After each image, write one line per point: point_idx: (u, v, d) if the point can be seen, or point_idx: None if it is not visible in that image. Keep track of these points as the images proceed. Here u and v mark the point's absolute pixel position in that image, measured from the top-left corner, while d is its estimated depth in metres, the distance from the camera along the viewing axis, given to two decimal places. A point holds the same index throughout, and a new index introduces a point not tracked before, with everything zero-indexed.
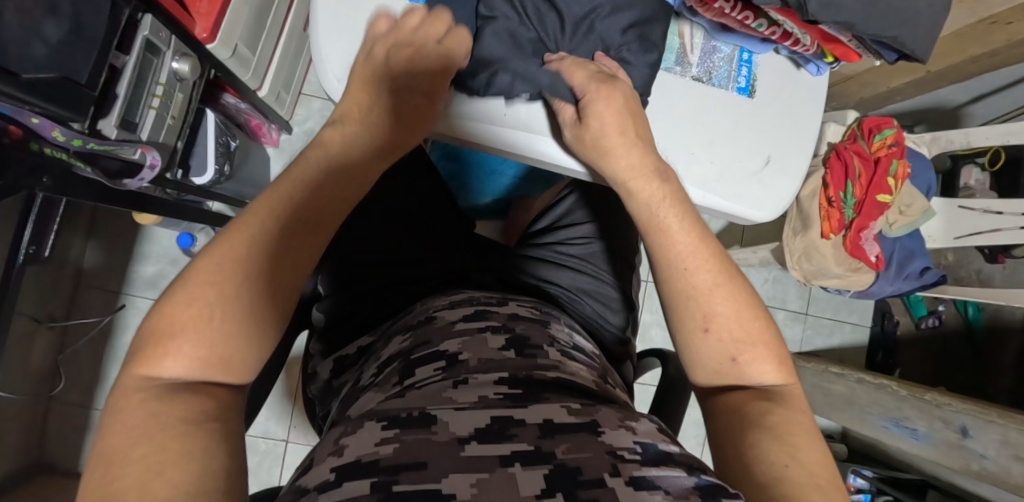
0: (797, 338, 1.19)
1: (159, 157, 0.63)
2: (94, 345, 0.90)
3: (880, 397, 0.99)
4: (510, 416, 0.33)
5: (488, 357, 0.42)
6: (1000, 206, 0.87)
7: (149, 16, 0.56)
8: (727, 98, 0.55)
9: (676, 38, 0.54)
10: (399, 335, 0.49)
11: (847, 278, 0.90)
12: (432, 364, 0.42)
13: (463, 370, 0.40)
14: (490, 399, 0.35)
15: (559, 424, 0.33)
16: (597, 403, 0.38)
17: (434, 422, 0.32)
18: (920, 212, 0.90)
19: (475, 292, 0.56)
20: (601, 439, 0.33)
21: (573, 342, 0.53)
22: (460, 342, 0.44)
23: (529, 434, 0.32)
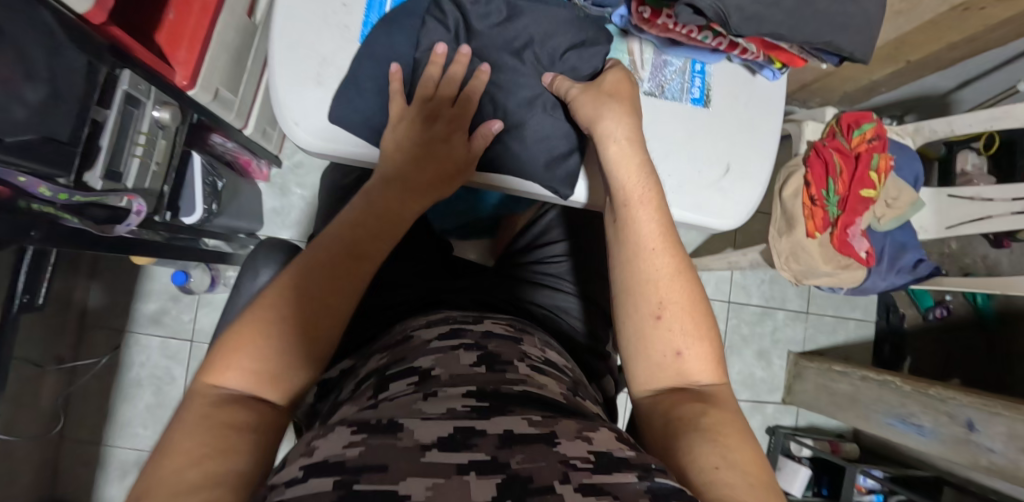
0: (799, 337, 1.18)
1: (144, 204, 0.66)
2: (101, 381, 0.94)
3: (885, 394, 0.98)
4: (472, 427, 0.33)
5: (460, 372, 0.41)
6: (990, 193, 0.85)
7: (128, 71, 0.60)
8: (680, 110, 0.56)
9: (625, 55, 0.55)
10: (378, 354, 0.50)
11: (838, 275, 0.89)
12: (406, 378, 0.41)
13: (434, 384, 0.39)
14: (458, 411, 0.35)
15: (518, 435, 0.32)
16: (559, 415, 0.37)
17: (400, 429, 0.32)
18: (909, 204, 0.88)
19: (451, 311, 0.56)
20: (557, 449, 0.32)
21: (545, 357, 0.50)
22: (434, 358, 0.44)
23: (488, 444, 0.31)
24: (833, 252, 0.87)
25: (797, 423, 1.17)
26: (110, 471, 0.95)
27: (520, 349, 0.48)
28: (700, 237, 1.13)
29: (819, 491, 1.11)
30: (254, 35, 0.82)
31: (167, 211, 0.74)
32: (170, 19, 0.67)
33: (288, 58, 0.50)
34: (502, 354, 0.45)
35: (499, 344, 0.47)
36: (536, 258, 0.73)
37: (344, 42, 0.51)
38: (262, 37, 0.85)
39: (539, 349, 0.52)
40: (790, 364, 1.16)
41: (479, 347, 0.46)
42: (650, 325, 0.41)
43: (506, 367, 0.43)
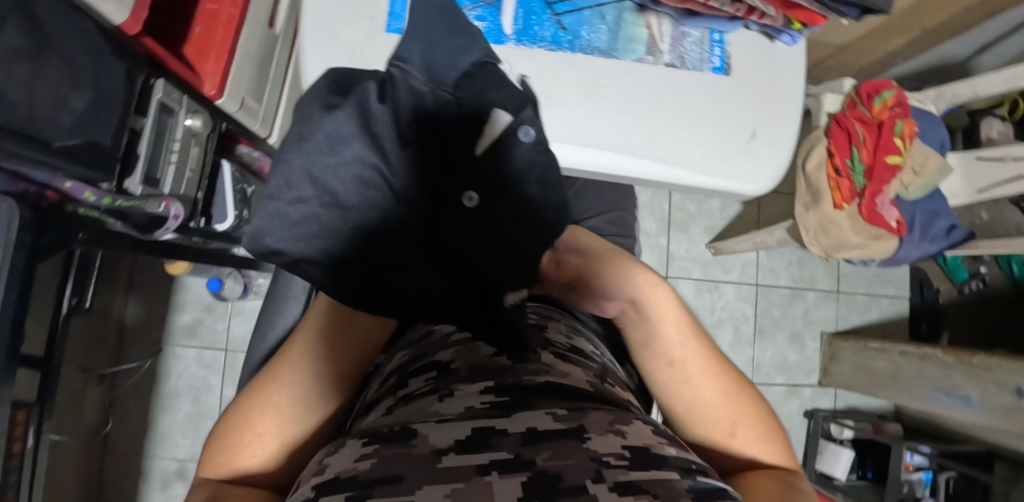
0: (832, 317, 1.16)
1: (181, 208, 0.67)
2: (141, 393, 0.96)
3: (927, 368, 0.95)
4: (492, 427, 0.33)
5: (479, 366, 0.41)
6: (1019, 153, 0.83)
7: (161, 79, 0.62)
8: (702, 78, 0.56)
9: (643, 29, 0.55)
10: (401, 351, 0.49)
11: (869, 247, 0.87)
12: (424, 375, 0.42)
13: (453, 382, 0.40)
14: (477, 409, 0.35)
15: (542, 432, 0.33)
16: (587, 406, 0.37)
17: (414, 436, 0.33)
18: (938, 170, 0.86)
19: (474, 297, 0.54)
20: (585, 445, 0.32)
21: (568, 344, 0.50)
22: (452, 352, 0.45)
23: (510, 442, 0.32)
24: (862, 223, 0.86)
25: (835, 405, 1.14)
26: (153, 482, 0.96)
27: (539, 340, 0.47)
28: (724, 221, 1.13)
29: (864, 474, 1.08)
30: (276, 46, 0.85)
31: (201, 217, 0.75)
32: (198, 33, 0.70)
33: (317, 54, 0.51)
34: (526, 344, 0.44)
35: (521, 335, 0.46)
36: None
37: (371, 34, 0.52)
38: (283, 48, 0.88)
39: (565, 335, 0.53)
40: (824, 345, 1.14)
41: (502, 339, 0.45)
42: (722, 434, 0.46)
43: (528, 358, 0.42)
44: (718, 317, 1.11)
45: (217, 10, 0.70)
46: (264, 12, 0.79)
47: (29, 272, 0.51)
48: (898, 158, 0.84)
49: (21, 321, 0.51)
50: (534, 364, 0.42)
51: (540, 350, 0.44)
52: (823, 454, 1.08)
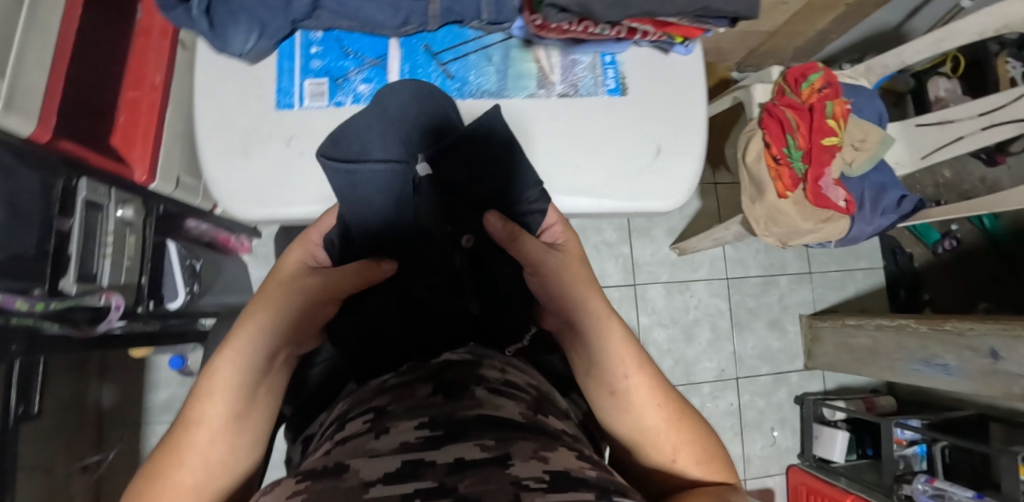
0: (808, 299, 1.15)
1: (123, 299, 0.69)
2: (126, 477, 0.97)
3: (904, 340, 0.94)
4: (420, 459, 0.31)
5: (415, 403, 0.39)
6: (954, 114, 0.85)
7: (84, 179, 0.63)
8: (598, 102, 0.56)
9: (531, 64, 0.56)
10: (341, 399, 0.47)
11: (822, 230, 0.87)
12: (363, 417, 0.40)
13: (388, 419, 0.38)
14: (410, 443, 0.33)
15: (467, 462, 0.31)
16: (516, 435, 0.35)
17: (346, 470, 0.31)
18: (878, 143, 0.87)
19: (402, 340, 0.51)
20: (507, 471, 0.30)
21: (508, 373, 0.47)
22: (391, 395, 0.42)
23: (437, 472, 0.30)
24: (810, 207, 0.85)
25: (825, 387, 1.13)
26: None
27: (476, 375, 0.44)
28: (684, 220, 1.12)
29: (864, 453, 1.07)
30: None
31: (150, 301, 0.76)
32: (121, 122, 0.72)
33: (214, 138, 0.52)
34: (456, 384, 0.42)
35: (455, 372, 0.44)
36: None
37: (261, 113, 0.53)
38: None
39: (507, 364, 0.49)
40: (805, 328, 1.13)
41: (436, 379, 0.43)
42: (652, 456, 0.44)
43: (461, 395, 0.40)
44: (693, 316, 1.10)
45: (137, 97, 0.73)
46: (186, 91, 0.81)
47: None
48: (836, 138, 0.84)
49: None
50: (470, 398, 0.40)
51: (476, 385, 0.42)
52: (819, 439, 1.07)
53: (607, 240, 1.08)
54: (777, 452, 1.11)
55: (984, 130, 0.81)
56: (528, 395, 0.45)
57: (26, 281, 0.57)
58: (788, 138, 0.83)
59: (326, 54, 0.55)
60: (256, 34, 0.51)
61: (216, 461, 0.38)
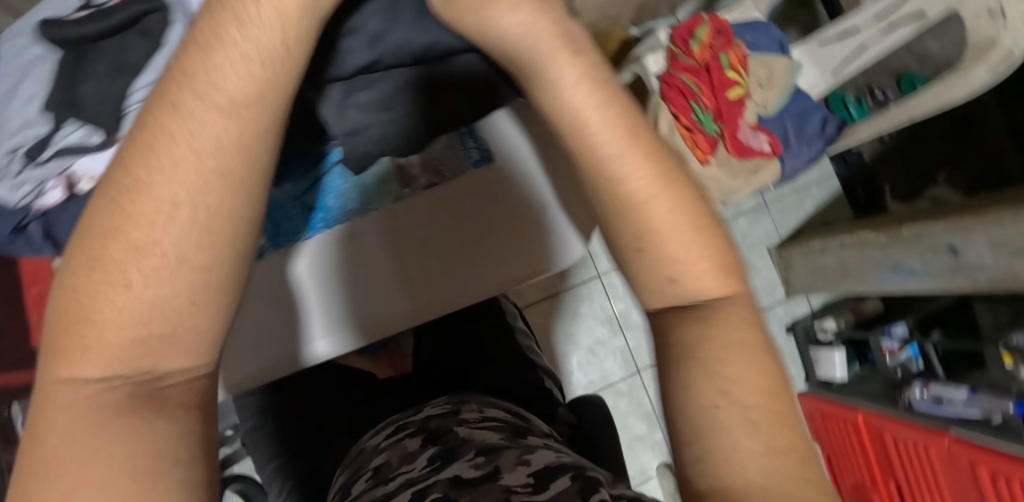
0: (771, 230, 1.14)
1: None
2: None
3: (868, 253, 0.93)
4: (425, 486, 0.37)
5: (405, 451, 0.47)
6: (851, 25, 0.81)
7: None
8: None
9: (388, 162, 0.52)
10: (337, 479, 0.54)
11: (755, 181, 0.84)
12: (362, 485, 0.45)
13: (387, 472, 0.44)
14: (416, 474, 0.40)
15: (467, 479, 0.36)
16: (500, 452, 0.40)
17: None
18: (784, 76, 0.84)
19: (385, 421, 0.59)
20: (499, 481, 0.34)
21: (484, 414, 0.54)
22: (384, 455, 0.49)
23: (441, 490, 0.35)
24: (735, 165, 0.83)
25: (811, 307, 1.15)
26: None
27: (455, 420, 0.52)
28: None
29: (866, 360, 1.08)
30: None
31: None
32: None
33: None
34: (440, 427, 0.50)
35: (436, 422, 0.52)
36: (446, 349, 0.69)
37: None
38: None
39: (477, 410, 0.55)
40: (776, 259, 1.13)
41: (422, 431, 0.51)
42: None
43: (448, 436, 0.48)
44: None
45: None
46: None
47: None
48: (738, 89, 0.81)
49: None
50: (454, 433, 0.48)
51: (457, 425, 0.50)
52: (820, 361, 1.09)
53: None
54: None
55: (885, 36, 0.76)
56: (504, 420, 0.54)
57: None
58: (694, 105, 0.80)
59: None
60: None
61: (176, 189, 0.25)
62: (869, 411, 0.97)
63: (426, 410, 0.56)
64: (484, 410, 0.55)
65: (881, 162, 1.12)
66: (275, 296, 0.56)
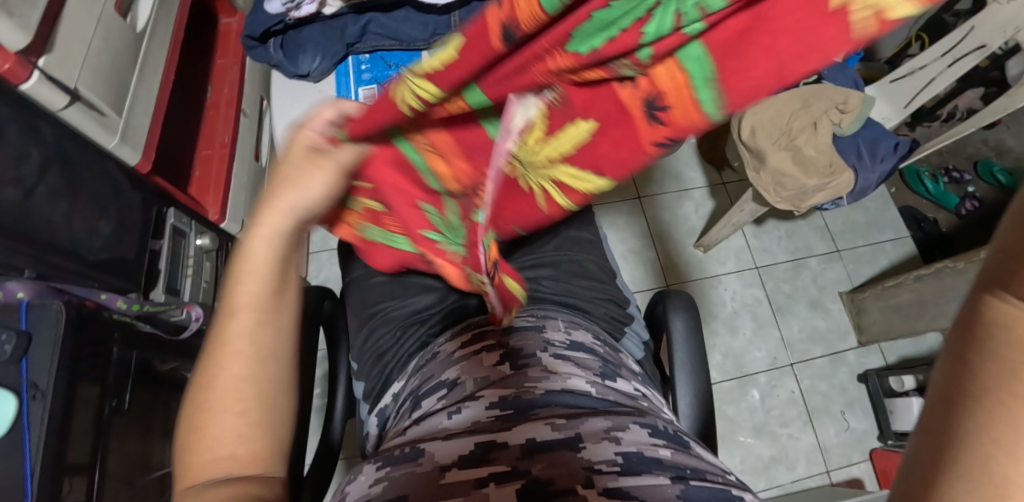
0: (843, 277, 1.16)
1: (202, 313, 0.77)
2: None
3: (946, 283, 0.91)
4: (493, 441, 0.39)
5: (483, 374, 0.49)
6: (920, 62, 0.95)
7: (173, 209, 0.73)
8: None
9: None
10: (410, 378, 0.58)
11: (828, 187, 0.91)
12: (437, 394, 0.50)
13: (461, 392, 0.48)
14: (482, 422, 0.42)
15: (542, 442, 0.38)
16: (586, 414, 0.42)
17: (421, 454, 0.39)
18: (861, 103, 0.93)
19: (473, 319, 0.61)
20: (581, 455, 0.37)
21: (568, 341, 0.55)
22: (459, 368, 0.51)
23: (509, 456, 0.37)
24: (813, 165, 0.90)
25: (886, 361, 1.11)
26: None
27: (541, 340, 0.53)
28: (703, 219, 1.19)
29: None
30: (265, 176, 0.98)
31: None
32: (197, 175, 0.83)
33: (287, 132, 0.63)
34: (522, 349, 0.52)
35: (518, 339, 0.53)
36: (529, 268, 0.68)
37: None
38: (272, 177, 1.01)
39: (562, 333, 0.56)
40: (848, 304, 1.13)
41: (501, 346, 0.53)
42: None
43: (528, 361, 0.50)
44: (732, 309, 1.13)
45: (210, 154, 0.84)
46: (249, 149, 0.92)
47: (69, 387, 0.56)
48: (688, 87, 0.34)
49: (67, 424, 0.55)
50: (533, 369, 0.48)
51: (538, 354, 0.50)
52: (895, 411, 1.01)
53: (632, 248, 1.16)
54: (854, 435, 1.05)
55: (951, 66, 0.90)
56: (581, 363, 0.51)
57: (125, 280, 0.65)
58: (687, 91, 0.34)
59: (374, 68, 0.66)
60: (320, 55, 0.64)
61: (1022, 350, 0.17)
62: None
63: (509, 322, 0.57)
64: (571, 333, 0.57)
65: (958, 233, 1.17)
66: None
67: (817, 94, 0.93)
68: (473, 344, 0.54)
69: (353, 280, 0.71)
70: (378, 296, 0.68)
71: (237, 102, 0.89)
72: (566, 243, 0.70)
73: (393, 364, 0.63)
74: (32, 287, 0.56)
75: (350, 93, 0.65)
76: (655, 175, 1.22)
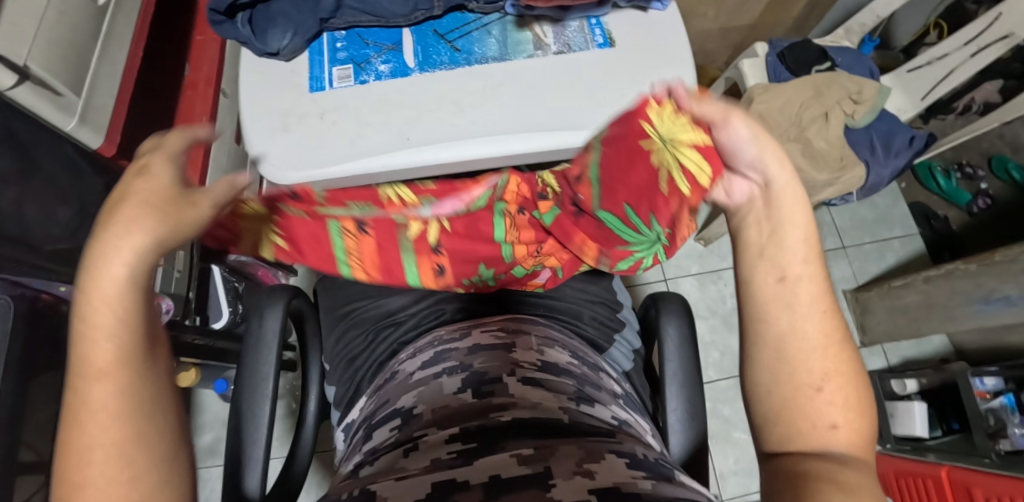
0: (848, 274, 1.12)
1: (173, 305, 0.71)
2: None
3: (956, 285, 0.87)
4: (451, 480, 0.34)
5: (443, 404, 0.45)
6: (941, 50, 0.90)
7: None
8: (591, 55, 0.62)
9: (528, 33, 0.63)
10: (369, 399, 0.55)
11: (838, 182, 0.86)
12: (391, 424, 0.46)
13: (415, 425, 0.44)
14: (441, 460, 0.37)
15: (505, 480, 0.33)
16: (556, 444, 0.38)
17: (371, 499, 0.34)
18: (875, 94, 0.87)
19: (437, 331, 0.57)
20: (551, 494, 0.32)
21: (540, 361, 0.51)
22: (416, 395, 0.48)
23: (469, 498, 0.32)
24: (823, 159, 0.85)
25: (888, 362, 1.08)
26: None
27: (511, 361, 0.50)
28: None
29: (951, 427, 0.95)
30: (246, 157, 0.93)
31: (196, 316, 0.80)
32: None
33: (255, 116, 0.59)
34: (489, 372, 0.48)
35: (486, 360, 0.50)
36: None
37: (297, 97, 0.60)
38: None
39: (535, 351, 0.52)
40: (851, 303, 1.10)
41: (465, 368, 0.49)
42: (803, 393, 0.35)
43: (494, 388, 0.46)
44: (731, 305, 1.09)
45: None
46: (229, 132, 0.88)
47: (20, 385, 0.53)
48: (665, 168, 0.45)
49: (15, 422, 0.53)
50: (498, 397, 0.45)
51: (505, 379, 0.47)
52: (896, 416, 0.99)
53: None
54: None
55: (973, 56, 0.85)
56: (555, 387, 0.47)
57: None
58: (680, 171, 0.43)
59: (351, 46, 0.62)
60: (291, 30, 0.59)
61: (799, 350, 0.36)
62: (955, 465, 0.85)
63: (475, 338, 0.54)
64: (547, 351, 0.53)
65: (969, 232, 1.12)
66: (412, 89, 0.60)
67: (829, 84, 0.87)
68: (435, 368, 0.50)
69: (322, 279, 0.67)
70: (348, 296, 0.64)
71: (216, 81, 0.85)
72: None
73: (359, 373, 0.59)
74: None
75: (325, 73, 0.61)
76: None
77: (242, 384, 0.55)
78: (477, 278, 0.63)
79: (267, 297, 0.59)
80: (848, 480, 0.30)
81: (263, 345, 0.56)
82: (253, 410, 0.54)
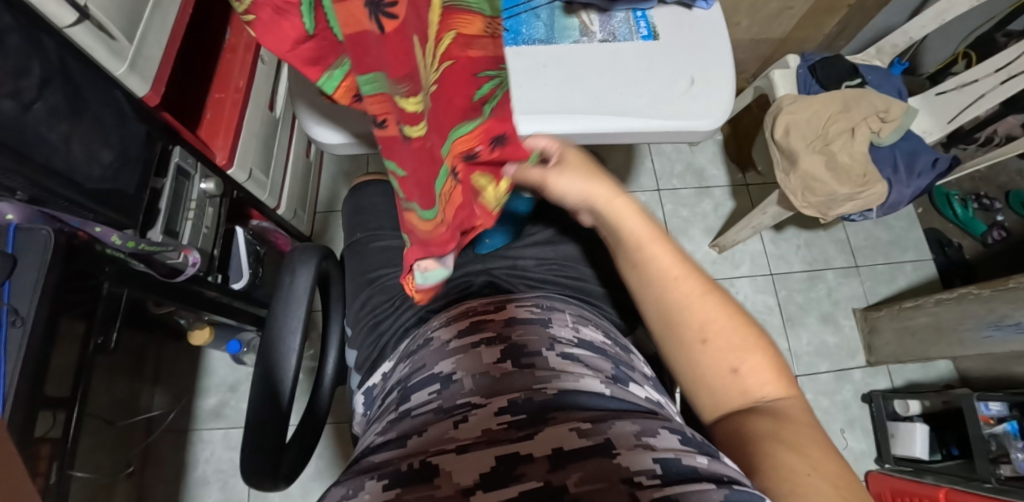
0: (859, 293, 1.13)
1: (198, 258, 0.74)
2: (173, 473, 0.96)
3: (968, 309, 0.87)
4: (515, 454, 0.36)
5: (485, 376, 0.46)
6: (971, 76, 0.90)
7: (178, 147, 0.71)
8: (633, 46, 0.64)
9: (573, 22, 0.65)
10: (401, 363, 0.55)
11: (859, 197, 0.87)
12: (429, 388, 0.47)
13: (457, 393, 0.44)
14: (494, 431, 0.39)
15: (570, 452, 0.36)
16: (609, 417, 0.40)
17: (436, 474, 0.35)
18: (903, 113, 0.88)
19: (471, 303, 0.58)
20: (616, 462, 0.35)
21: (576, 338, 0.51)
22: (453, 361, 0.49)
23: (538, 470, 0.34)
24: (846, 173, 0.86)
25: (893, 383, 1.08)
26: None
27: (547, 336, 0.51)
28: (721, 220, 1.15)
29: (950, 453, 0.96)
30: (278, 124, 0.94)
31: (218, 275, 0.81)
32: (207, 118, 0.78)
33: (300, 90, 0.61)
34: (526, 345, 0.49)
35: (522, 332, 0.51)
36: (537, 248, 0.64)
37: None
38: (286, 128, 0.97)
39: (569, 327, 0.53)
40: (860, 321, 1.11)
41: (502, 339, 0.50)
42: (726, 380, 0.42)
43: (534, 360, 0.47)
44: None
45: (222, 97, 0.79)
46: (265, 96, 0.88)
47: (52, 316, 0.54)
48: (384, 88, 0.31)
49: (46, 353, 0.54)
50: (540, 370, 0.46)
51: (546, 352, 0.48)
52: (897, 436, 0.99)
53: None
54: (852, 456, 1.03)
55: (1003, 83, 0.86)
56: (591, 365, 0.48)
57: (123, 217, 0.63)
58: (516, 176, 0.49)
59: None
60: None
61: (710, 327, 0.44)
62: (953, 487, 0.85)
63: (510, 311, 0.54)
64: (579, 328, 0.54)
65: (982, 262, 1.13)
66: None
67: (858, 100, 0.88)
68: (472, 336, 0.51)
69: (352, 244, 0.68)
70: (376, 263, 0.65)
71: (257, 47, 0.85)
72: (577, 222, 0.67)
73: (385, 337, 0.60)
74: (23, 211, 0.56)
75: None
76: (677, 170, 1.18)
77: (268, 342, 0.55)
78: (507, 254, 0.64)
79: (299, 256, 0.60)
80: (814, 479, 0.35)
81: (293, 301, 0.57)
82: (278, 363, 0.55)
